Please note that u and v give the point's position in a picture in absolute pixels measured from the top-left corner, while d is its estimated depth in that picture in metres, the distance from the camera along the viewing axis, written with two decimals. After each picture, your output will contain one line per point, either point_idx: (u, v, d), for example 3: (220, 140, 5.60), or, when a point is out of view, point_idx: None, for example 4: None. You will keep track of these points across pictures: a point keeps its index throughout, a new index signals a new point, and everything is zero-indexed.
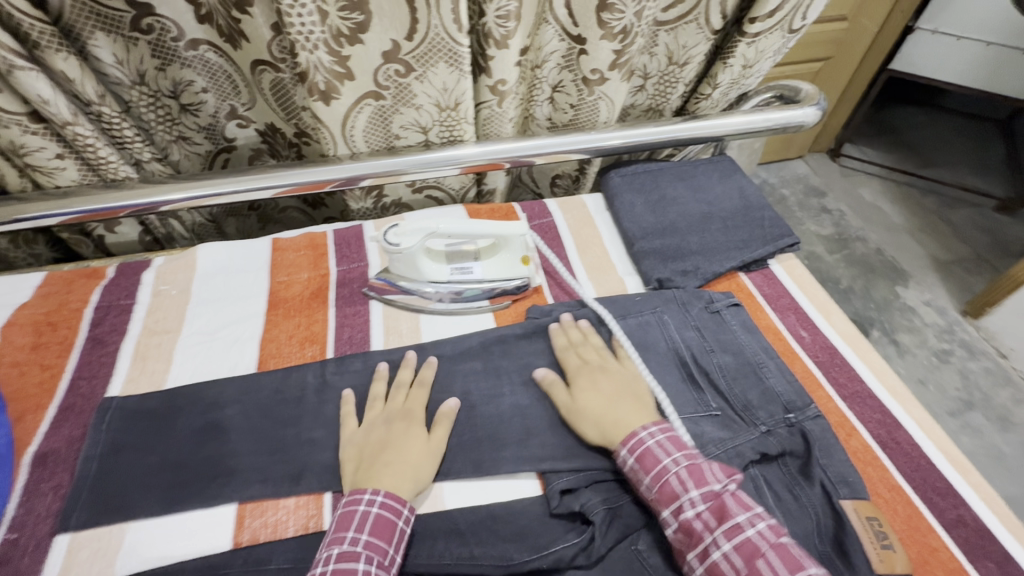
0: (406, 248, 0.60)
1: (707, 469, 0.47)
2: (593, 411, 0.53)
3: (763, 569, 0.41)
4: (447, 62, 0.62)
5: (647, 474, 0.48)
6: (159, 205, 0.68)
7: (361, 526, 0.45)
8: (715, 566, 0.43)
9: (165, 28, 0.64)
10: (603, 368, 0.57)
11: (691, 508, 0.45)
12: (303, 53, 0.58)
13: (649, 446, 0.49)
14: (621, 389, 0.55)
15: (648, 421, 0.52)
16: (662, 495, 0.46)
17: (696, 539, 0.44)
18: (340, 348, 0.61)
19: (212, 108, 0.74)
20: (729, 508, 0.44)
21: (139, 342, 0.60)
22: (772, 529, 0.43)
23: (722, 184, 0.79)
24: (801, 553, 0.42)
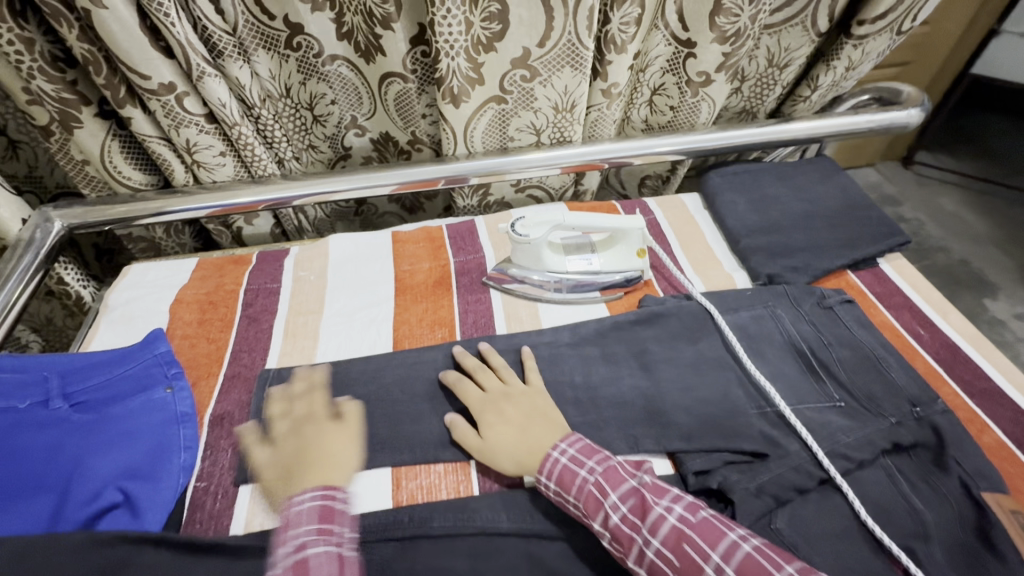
0: (533, 239, 0.64)
1: (620, 470, 0.49)
2: (511, 440, 0.52)
3: (690, 552, 0.42)
4: (571, 66, 0.66)
5: (569, 492, 0.48)
6: (294, 199, 0.75)
7: (309, 517, 0.46)
8: (650, 565, 0.43)
9: (310, 45, 0.70)
10: (505, 393, 0.56)
11: (615, 512, 0.45)
12: (446, 60, 0.62)
13: (564, 464, 0.49)
14: (522, 415, 0.54)
15: (557, 439, 0.52)
16: (588, 506, 0.47)
17: (628, 544, 0.44)
18: (467, 331, 0.66)
19: (337, 119, 0.81)
20: (647, 501, 0.46)
21: (287, 321, 0.66)
22: (690, 509, 0.45)
23: (824, 184, 0.79)
24: (718, 524, 0.44)
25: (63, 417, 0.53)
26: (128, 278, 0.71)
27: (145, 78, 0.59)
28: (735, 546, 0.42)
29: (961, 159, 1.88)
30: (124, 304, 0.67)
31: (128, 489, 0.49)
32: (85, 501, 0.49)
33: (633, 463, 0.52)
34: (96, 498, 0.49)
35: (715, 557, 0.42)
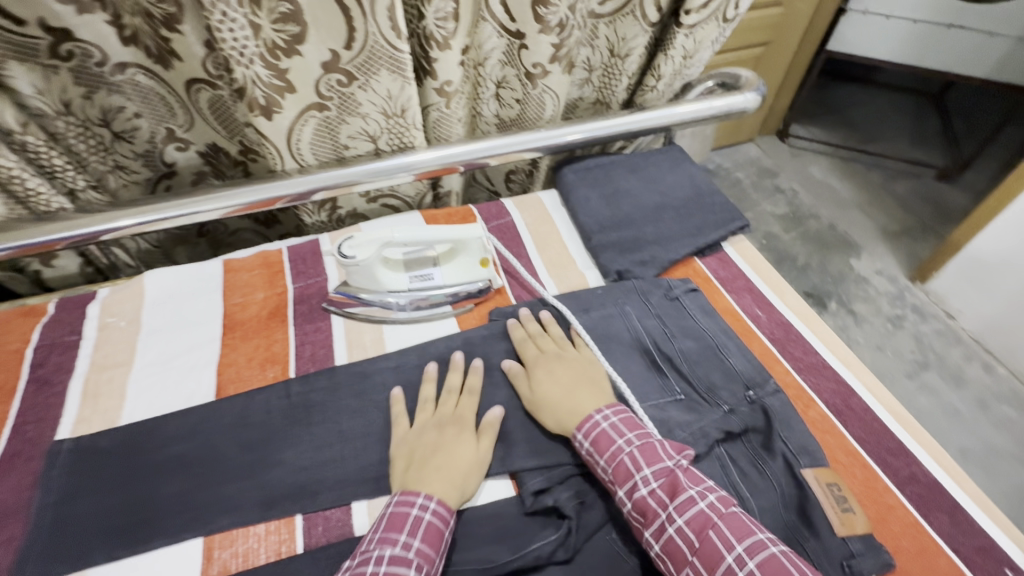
0: (363, 259, 0.60)
1: (658, 447, 0.49)
2: (560, 397, 0.54)
3: (713, 538, 0.43)
4: (390, 69, 0.62)
5: (602, 456, 0.49)
6: (99, 234, 0.66)
7: (414, 531, 0.44)
8: (668, 541, 0.44)
9: (87, 53, 0.61)
10: (558, 353, 0.58)
11: (646, 486, 0.46)
12: (238, 68, 0.57)
13: (604, 429, 0.50)
14: (581, 376, 0.56)
15: (602, 405, 0.53)
16: (617, 475, 0.48)
17: (650, 517, 0.45)
18: (303, 367, 0.60)
19: (147, 133, 0.71)
20: (680, 483, 0.46)
21: (87, 379, 0.58)
22: (722, 500, 0.45)
23: (672, 173, 0.80)
24: (748, 520, 0.44)
25: None
26: None
27: None
28: (762, 545, 0.42)
29: (827, 130, 2.03)
30: None
31: None
32: None
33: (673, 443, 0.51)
34: None
35: (738, 548, 0.42)
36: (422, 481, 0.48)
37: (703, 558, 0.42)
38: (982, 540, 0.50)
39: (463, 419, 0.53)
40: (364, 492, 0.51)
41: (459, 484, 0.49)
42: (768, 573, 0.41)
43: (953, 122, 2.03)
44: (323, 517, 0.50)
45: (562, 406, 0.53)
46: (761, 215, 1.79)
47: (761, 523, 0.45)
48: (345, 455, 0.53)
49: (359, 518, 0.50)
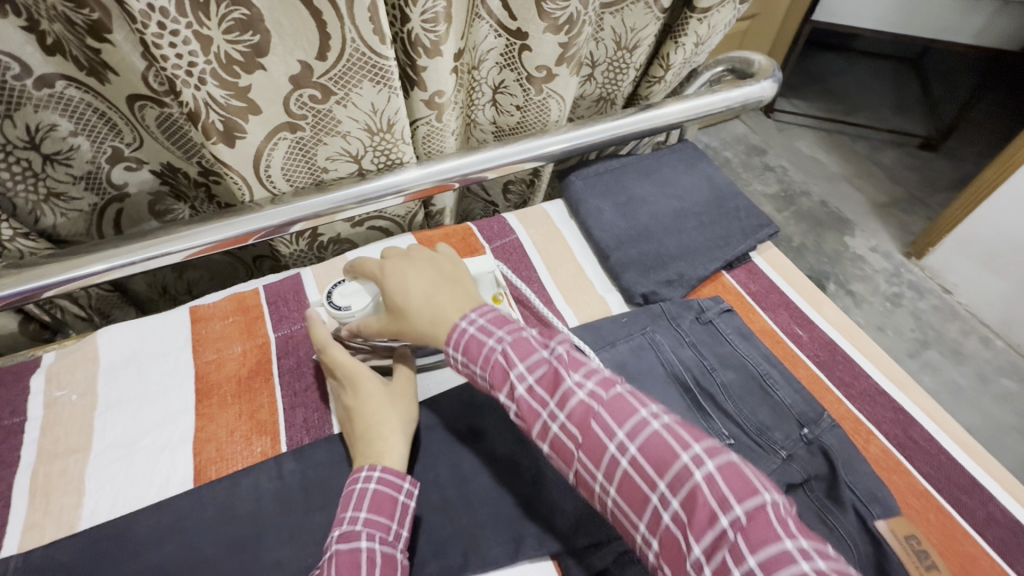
0: (360, 310, 0.52)
1: (533, 341, 0.45)
2: (420, 304, 0.48)
3: (595, 428, 0.39)
4: (373, 79, 0.52)
5: (475, 363, 0.45)
6: (38, 291, 0.55)
7: (360, 504, 0.42)
8: (556, 440, 0.41)
9: (1, 66, 0.50)
10: (412, 257, 0.52)
11: (521, 383, 0.42)
12: (187, 90, 0.46)
13: (473, 334, 0.45)
14: (437, 276, 0.51)
15: (467, 308, 0.48)
16: (494, 376, 0.44)
17: (533, 418, 0.42)
18: (295, 437, 0.51)
19: (88, 154, 0.61)
20: (558, 373, 0.42)
21: (37, 473, 0.48)
22: (602, 385, 0.41)
23: (689, 174, 0.73)
24: (632, 400, 0.40)
25: None
26: None
27: None
28: (643, 422, 0.39)
29: (812, 103, 1.98)
30: None
31: None
32: None
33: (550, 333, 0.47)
34: None
35: (620, 435, 0.38)
36: (365, 452, 0.46)
37: (588, 452, 0.39)
38: None
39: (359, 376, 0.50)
40: None
41: (400, 425, 0.49)
42: (648, 453, 0.37)
43: (932, 88, 2.01)
44: None
45: (423, 315, 0.48)
46: (753, 196, 1.74)
47: (648, 399, 0.41)
48: None
49: None
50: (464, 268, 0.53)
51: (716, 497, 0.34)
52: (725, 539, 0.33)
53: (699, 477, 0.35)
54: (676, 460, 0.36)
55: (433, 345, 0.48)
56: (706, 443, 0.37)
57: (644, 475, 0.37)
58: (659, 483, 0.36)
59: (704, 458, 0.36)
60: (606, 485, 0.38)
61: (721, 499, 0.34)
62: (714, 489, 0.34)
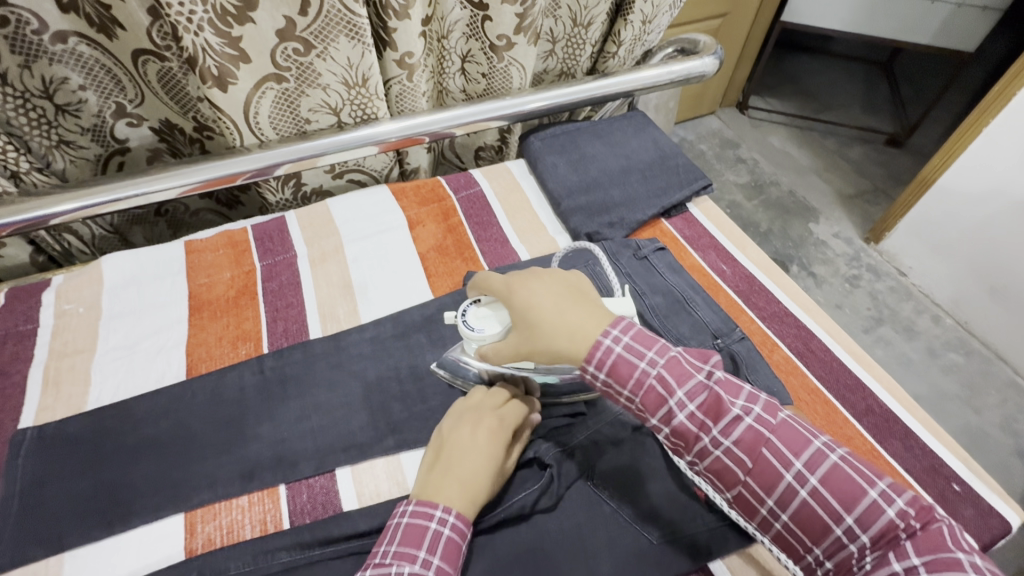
0: (491, 337, 0.48)
1: (684, 361, 0.42)
2: (555, 324, 0.43)
3: (768, 456, 0.40)
4: (348, 35, 0.61)
5: (624, 386, 0.42)
6: (49, 217, 0.63)
7: (433, 547, 0.41)
8: (716, 464, 0.41)
9: (22, 20, 0.57)
10: (536, 271, 0.47)
11: (682, 411, 0.40)
12: (187, 35, 0.54)
13: (619, 353, 0.42)
14: (569, 291, 0.45)
15: (604, 321, 0.43)
16: (648, 403, 0.41)
17: (692, 441, 0.41)
18: (276, 341, 0.59)
19: (95, 108, 0.67)
20: (722, 402, 0.41)
21: (48, 367, 0.56)
22: (769, 411, 0.41)
23: (638, 138, 0.82)
24: (801, 428, 0.41)
25: None
26: None
27: None
28: (822, 455, 0.39)
29: (785, 100, 2.06)
30: None
31: None
32: None
33: (697, 351, 0.45)
34: None
35: (797, 466, 0.39)
36: (444, 484, 0.44)
37: (760, 478, 0.40)
38: (932, 461, 0.54)
39: (480, 412, 0.49)
40: (347, 457, 0.51)
41: (471, 496, 0.44)
42: (831, 487, 0.38)
43: (901, 88, 2.09)
44: (306, 484, 0.50)
45: (560, 333, 0.42)
46: (725, 184, 1.82)
47: (813, 428, 0.42)
48: (327, 423, 0.53)
49: (345, 485, 0.50)
50: (586, 281, 0.48)
51: (905, 526, 0.36)
52: (902, 551, 0.35)
53: (891, 513, 0.36)
54: (862, 494, 0.37)
55: (567, 364, 0.43)
56: (888, 479, 0.38)
57: (826, 506, 0.38)
58: (845, 516, 0.37)
59: (892, 495, 0.37)
60: (776, 510, 0.40)
61: (908, 526, 0.36)
62: (905, 522, 0.36)
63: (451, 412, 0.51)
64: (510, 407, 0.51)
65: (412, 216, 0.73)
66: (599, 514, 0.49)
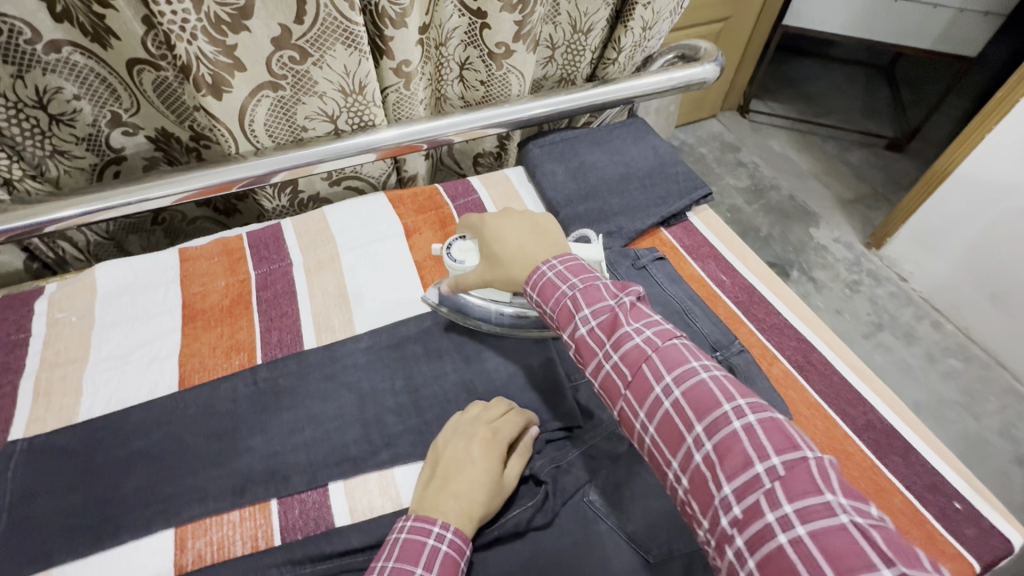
0: (470, 267, 0.57)
1: (603, 290, 0.47)
2: (514, 253, 0.53)
3: (645, 370, 0.42)
4: (344, 43, 0.60)
5: (548, 303, 0.49)
6: (41, 225, 0.62)
7: (430, 564, 0.40)
8: (607, 377, 0.44)
9: (16, 29, 0.56)
10: (504, 212, 0.56)
11: (583, 324, 0.46)
12: (180, 44, 0.53)
13: (549, 277, 0.49)
14: (535, 231, 0.54)
15: (553, 255, 0.52)
16: (561, 318, 0.47)
17: (589, 356, 0.45)
18: (269, 352, 0.59)
19: (89, 117, 0.67)
20: (617, 319, 0.44)
21: (39, 377, 0.55)
22: (660, 335, 0.43)
23: (637, 145, 0.81)
24: (688, 353, 0.42)
25: None
26: None
27: None
28: (690, 373, 0.41)
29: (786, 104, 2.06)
30: None
31: None
32: None
33: (619, 285, 0.49)
34: None
35: (666, 379, 0.41)
36: (441, 500, 0.45)
37: (636, 390, 0.42)
38: (933, 478, 0.53)
39: (476, 428, 0.50)
40: (340, 472, 0.51)
41: (469, 513, 0.45)
42: (691, 398, 0.40)
43: (901, 93, 2.08)
44: (298, 500, 0.49)
45: (515, 263, 0.53)
46: (725, 189, 1.81)
47: (737, 389, 0.40)
48: (320, 436, 0.53)
49: (337, 500, 0.50)
50: (557, 226, 0.56)
51: (756, 453, 0.36)
52: (756, 485, 0.35)
53: (735, 424, 0.37)
54: (714, 406, 0.38)
55: (519, 285, 0.53)
56: (750, 399, 0.39)
57: (682, 416, 0.39)
58: (696, 424, 0.39)
59: (745, 411, 0.38)
60: (645, 421, 0.41)
61: (773, 467, 0.35)
62: (749, 437, 0.36)
63: (448, 424, 0.52)
64: (506, 420, 0.51)
65: (409, 224, 0.72)
66: (594, 531, 0.48)
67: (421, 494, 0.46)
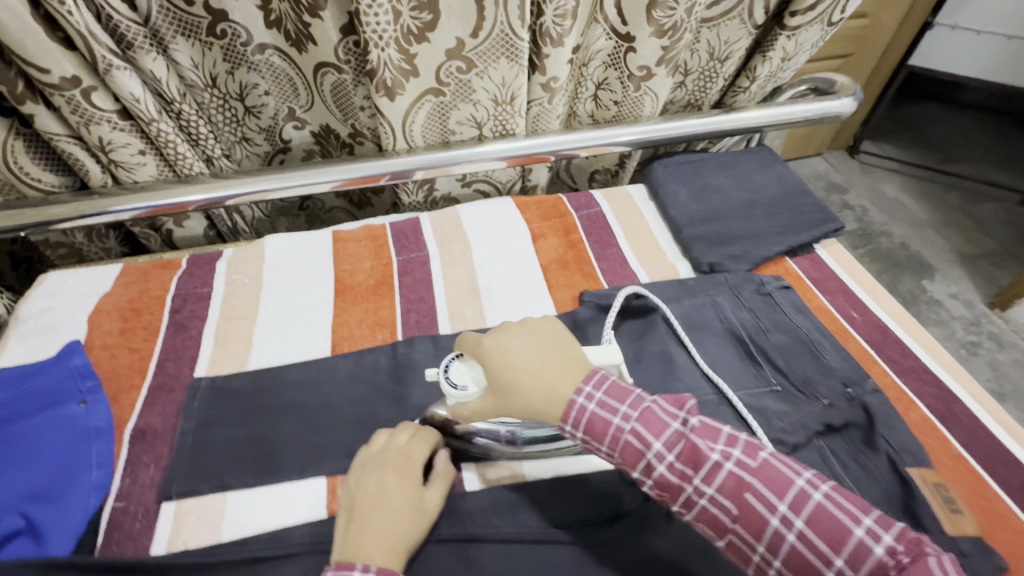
0: (474, 395, 0.47)
1: (659, 411, 0.41)
2: (528, 381, 0.44)
3: (752, 501, 0.38)
4: (507, 57, 0.65)
5: (599, 442, 0.42)
6: (224, 199, 0.71)
7: None
8: (659, 477, 0.40)
9: (235, 32, 0.65)
10: (527, 331, 0.47)
11: (660, 461, 0.39)
12: (375, 51, 0.60)
13: (593, 411, 0.41)
14: (551, 347, 0.45)
15: (581, 377, 0.44)
16: (625, 456, 0.41)
17: (676, 492, 0.39)
18: (409, 331, 0.64)
19: (272, 111, 0.76)
20: (698, 448, 0.39)
21: (218, 327, 0.63)
22: (749, 452, 0.39)
23: (764, 173, 0.80)
24: (782, 467, 0.38)
25: None
26: (42, 287, 0.66)
27: (44, 71, 0.54)
28: (806, 495, 0.37)
29: (902, 148, 1.94)
30: (38, 315, 0.63)
31: (32, 513, 0.46)
32: None
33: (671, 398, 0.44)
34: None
35: (782, 508, 0.37)
36: (359, 542, 0.43)
37: (746, 524, 0.38)
38: None
39: (387, 459, 0.49)
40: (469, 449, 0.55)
41: (395, 546, 0.44)
42: (817, 528, 0.36)
43: None
44: None
45: (532, 390, 0.43)
46: None
47: (795, 463, 0.39)
48: None
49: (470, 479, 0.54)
50: (565, 332, 0.48)
51: (895, 563, 0.33)
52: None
53: (879, 551, 0.34)
54: (848, 534, 0.35)
55: (544, 420, 0.44)
56: (876, 513, 0.35)
57: (816, 549, 0.35)
58: (835, 559, 0.35)
59: (880, 530, 0.35)
60: (767, 557, 0.37)
61: (899, 562, 0.33)
62: (895, 561, 0.33)
63: (356, 461, 0.50)
64: (416, 444, 0.51)
65: (535, 228, 0.76)
66: None
67: (343, 536, 0.44)
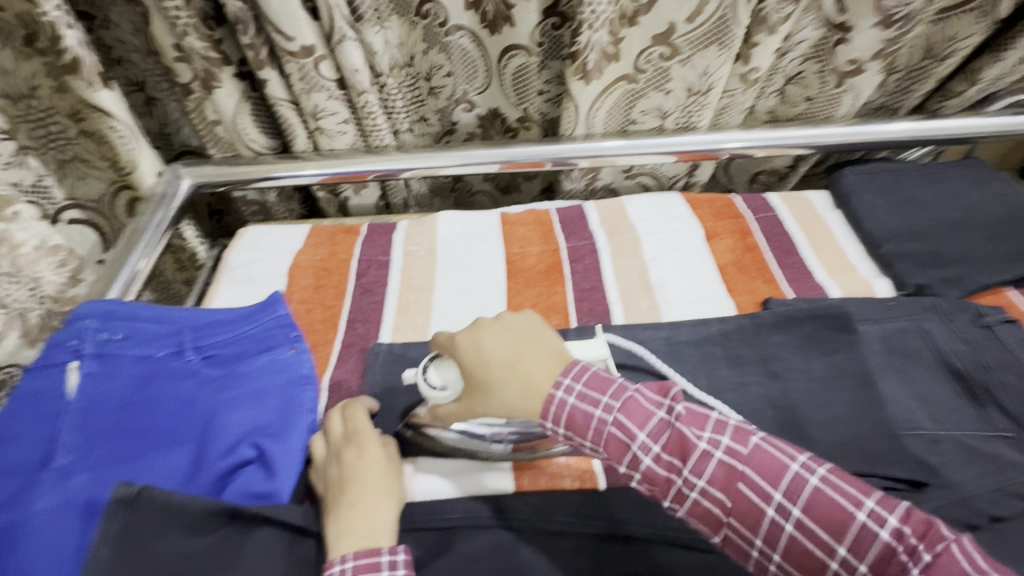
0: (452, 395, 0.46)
1: (642, 401, 0.40)
2: (507, 376, 0.42)
3: (744, 491, 0.36)
4: (717, 44, 0.62)
5: (583, 437, 0.40)
6: (399, 172, 0.71)
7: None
8: (648, 472, 0.38)
9: (436, 14, 0.67)
10: (501, 324, 0.45)
11: (646, 454, 0.38)
12: (586, 32, 0.58)
13: (573, 405, 0.40)
14: (525, 339, 0.44)
15: (557, 369, 0.43)
16: (611, 451, 0.39)
17: (665, 486, 0.38)
18: (584, 318, 0.63)
19: (450, 92, 0.77)
20: (684, 437, 0.38)
21: (400, 295, 0.66)
22: (738, 439, 0.38)
23: (979, 191, 0.71)
24: (774, 452, 0.37)
25: (195, 370, 0.53)
26: (244, 240, 0.72)
27: (289, 39, 0.58)
28: (797, 479, 0.35)
29: None
30: (243, 265, 0.68)
31: (262, 446, 0.49)
32: (221, 455, 0.48)
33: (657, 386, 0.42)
34: (233, 452, 0.48)
35: (776, 497, 0.35)
36: (338, 530, 0.42)
37: (741, 517, 0.36)
38: None
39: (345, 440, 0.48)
40: None
41: (375, 510, 0.43)
42: (812, 514, 0.34)
43: None
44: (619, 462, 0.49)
45: (512, 387, 0.42)
46: None
47: (789, 446, 0.37)
48: None
49: None
50: (541, 318, 0.47)
51: (905, 550, 0.32)
52: None
53: (885, 536, 0.32)
54: (845, 514, 0.34)
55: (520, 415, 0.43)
56: (874, 494, 0.34)
57: (813, 536, 0.34)
58: (836, 546, 0.33)
59: (883, 513, 0.33)
60: (766, 551, 0.35)
61: (910, 548, 0.31)
62: (904, 544, 0.32)
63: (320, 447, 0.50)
64: (358, 419, 0.50)
65: (709, 228, 0.72)
66: None
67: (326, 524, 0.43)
